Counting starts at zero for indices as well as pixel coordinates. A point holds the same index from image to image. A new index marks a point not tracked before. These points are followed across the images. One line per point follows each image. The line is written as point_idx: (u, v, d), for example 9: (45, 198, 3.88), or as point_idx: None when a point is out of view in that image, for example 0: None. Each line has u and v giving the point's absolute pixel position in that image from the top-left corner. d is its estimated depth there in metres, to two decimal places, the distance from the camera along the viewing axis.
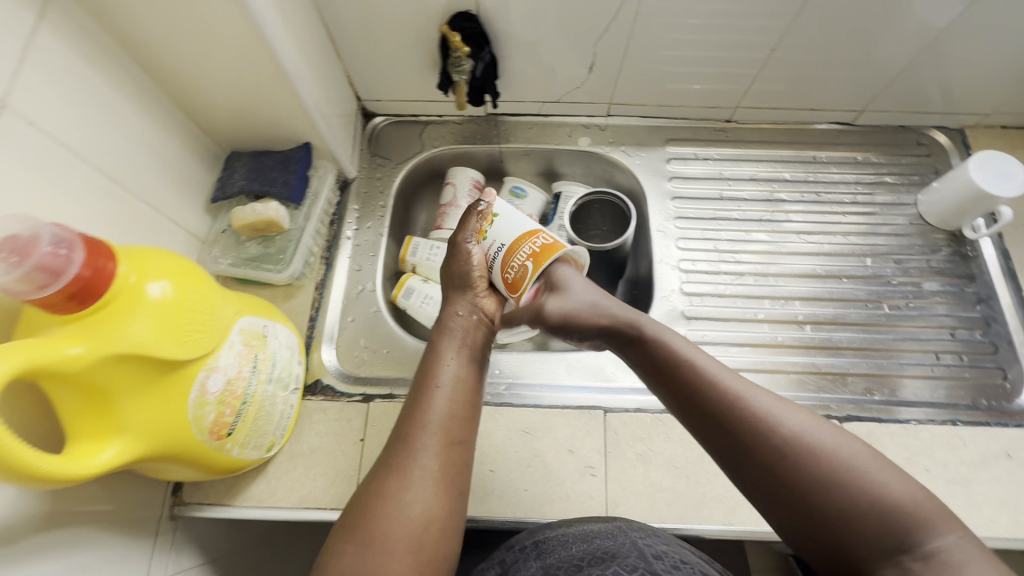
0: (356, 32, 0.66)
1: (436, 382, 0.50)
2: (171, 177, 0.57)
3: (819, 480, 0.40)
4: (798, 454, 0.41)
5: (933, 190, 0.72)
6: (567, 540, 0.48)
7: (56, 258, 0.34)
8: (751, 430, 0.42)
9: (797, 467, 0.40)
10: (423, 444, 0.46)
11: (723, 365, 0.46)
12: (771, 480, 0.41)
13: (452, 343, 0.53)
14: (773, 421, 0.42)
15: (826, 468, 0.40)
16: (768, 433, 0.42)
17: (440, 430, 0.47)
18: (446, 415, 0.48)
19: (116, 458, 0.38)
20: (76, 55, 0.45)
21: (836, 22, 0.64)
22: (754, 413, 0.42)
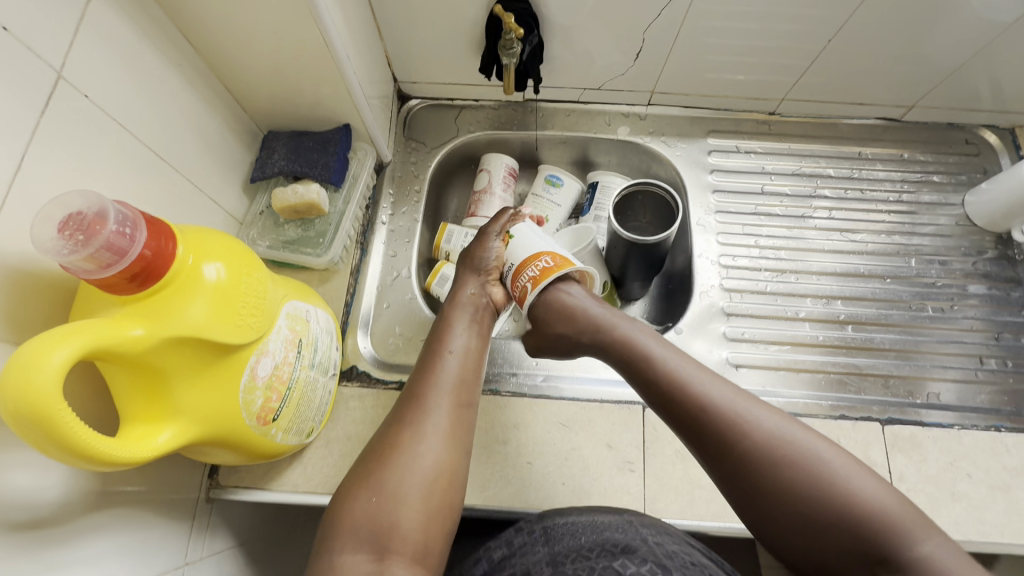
0: (400, 12, 0.64)
1: (449, 347, 0.50)
2: (210, 156, 0.56)
3: (796, 484, 0.40)
4: (777, 459, 0.41)
5: (983, 192, 0.71)
6: (577, 529, 0.45)
7: (122, 238, 0.33)
8: (728, 436, 0.42)
9: (774, 471, 0.41)
10: (436, 400, 0.46)
11: (705, 370, 0.46)
12: (751, 484, 0.41)
13: (463, 316, 0.53)
14: (751, 426, 0.42)
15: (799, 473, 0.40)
16: (744, 438, 0.42)
17: (452, 390, 0.47)
18: (458, 377, 0.48)
19: (171, 442, 0.38)
20: (121, 26, 0.43)
21: (899, 12, 0.61)
22: (731, 418, 0.43)
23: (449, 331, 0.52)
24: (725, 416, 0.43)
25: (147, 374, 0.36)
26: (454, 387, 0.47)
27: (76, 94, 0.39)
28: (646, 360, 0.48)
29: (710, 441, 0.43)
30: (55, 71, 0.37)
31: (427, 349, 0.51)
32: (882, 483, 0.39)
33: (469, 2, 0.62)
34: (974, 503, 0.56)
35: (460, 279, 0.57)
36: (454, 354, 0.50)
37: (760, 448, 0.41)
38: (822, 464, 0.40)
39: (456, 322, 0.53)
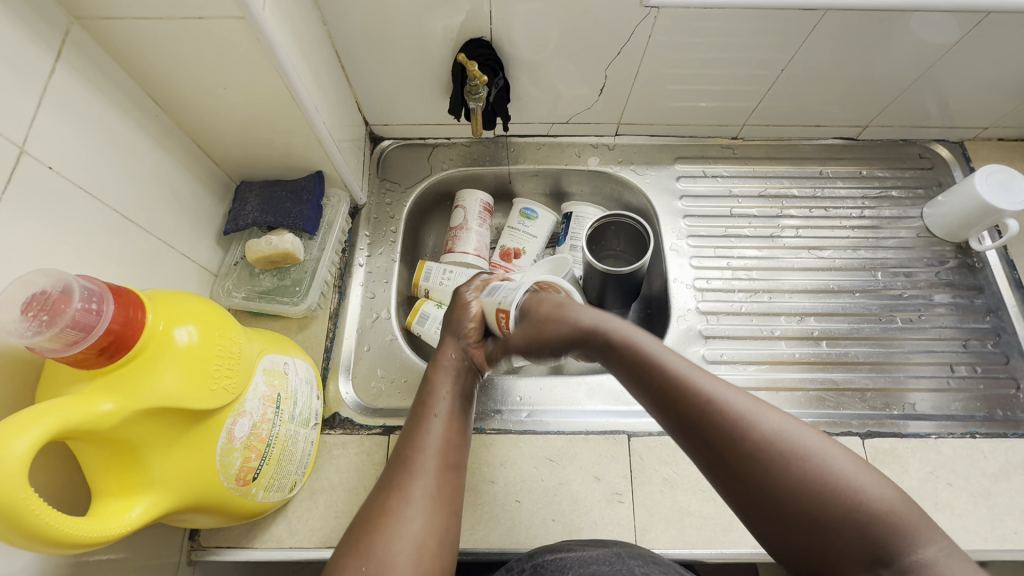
0: (367, 60, 0.65)
1: (433, 407, 0.50)
2: (182, 211, 0.56)
3: (793, 472, 0.37)
4: (775, 449, 0.38)
5: (939, 204, 0.74)
6: (566, 565, 0.44)
7: (87, 314, 0.33)
8: (724, 426, 0.40)
9: (770, 462, 0.38)
10: (423, 462, 0.46)
11: (701, 366, 0.44)
12: (748, 474, 0.38)
13: (446, 377, 0.53)
14: (747, 420, 0.39)
15: (796, 464, 0.37)
16: (743, 431, 0.39)
17: (438, 454, 0.47)
18: (443, 439, 0.48)
19: (144, 515, 0.37)
20: (88, 98, 0.44)
21: (844, 43, 0.64)
22: (726, 412, 0.40)
23: (435, 391, 0.51)
24: (716, 405, 0.41)
25: (119, 446, 0.36)
26: (439, 451, 0.47)
27: (40, 166, 0.39)
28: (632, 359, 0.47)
29: (703, 434, 0.41)
30: (18, 146, 0.37)
31: (413, 411, 0.51)
32: (874, 475, 0.37)
33: (435, 48, 0.64)
34: (957, 511, 0.57)
35: (444, 343, 0.56)
36: (439, 417, 0.49)
37: (755, 438, 0.39)
38: (811, 449, 0.38)
39: (440, 383, 0.52)
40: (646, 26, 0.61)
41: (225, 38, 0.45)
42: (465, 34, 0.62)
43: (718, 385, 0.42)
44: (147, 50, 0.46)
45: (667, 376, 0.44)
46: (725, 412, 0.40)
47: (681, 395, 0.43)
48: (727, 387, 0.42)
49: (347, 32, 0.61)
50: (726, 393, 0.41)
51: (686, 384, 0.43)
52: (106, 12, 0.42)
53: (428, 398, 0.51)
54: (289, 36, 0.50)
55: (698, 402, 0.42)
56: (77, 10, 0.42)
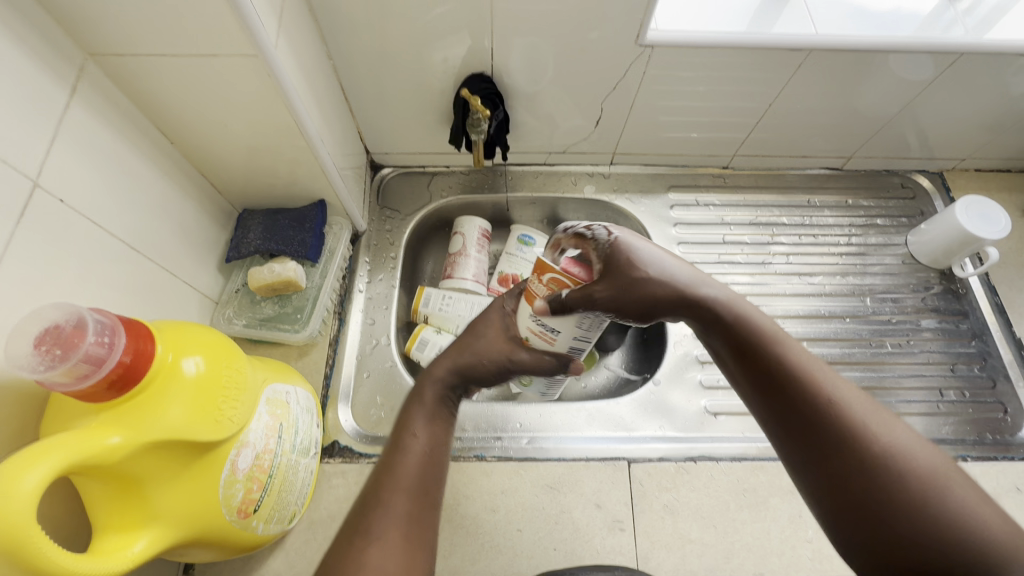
0: (371, 93, 0.67)
1: (413, 432, 0.42)
2: (186, 240, 0.56)
3: (904, 489, 0.31)
4: (892, 463, 0.32)
5: (922, 232, 0.77)
6: None
7: (100, 348, 0.33)
8: (834, 424, 0.34)
9: (891, 482, 0.32)
10: (397, 499, 0.37)
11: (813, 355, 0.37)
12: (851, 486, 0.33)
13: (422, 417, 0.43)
14: (867, 430, 0.33)
15: (917, 483, 0.31)
16: (861, 442, 0.33)
17: (416, 493, 0.38)
18: (419, 477, 0.39)
19: (147, 550, 0.37)
20: (103, 131, 0.45)
21: (828, 82, 0.67)
22: (845, 415, 0.34)
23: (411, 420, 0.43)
24: (837, 406, 0.34)
25: (124, 480, 0.35)
26: (413, 488, 0.38)
27: (51, 200, 0.39)
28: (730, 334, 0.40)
29: (807, 431, 0.35)
30: (31, 180, 0.38)
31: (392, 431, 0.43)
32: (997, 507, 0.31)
33: (436, 80, 0.66)
34: None
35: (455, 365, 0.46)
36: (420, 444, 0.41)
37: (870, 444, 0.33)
38: (936, 470, 0.32)
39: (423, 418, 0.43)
40: (640, 63, 0.64)
41: (236, 74, 0.47)
42: (467, 69, 0.65)
43: (840, 382, 0.36)
44: (158, 86, 0.47)
45: (777, 362, 0.37)
46: (844, 414, 0.34)
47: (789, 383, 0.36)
48: (848, 390, 0.35)
49: (351, 64, 0.63)
50: (849, 394, 0.35)
51: (799, 373, 0.36)
52: (123, 50, 0.43)
53: (405, 423, 0.42)
54: (297, 70, 0.52)
55: (816, 400, 0.35)
56: (93, 47, 0.43)
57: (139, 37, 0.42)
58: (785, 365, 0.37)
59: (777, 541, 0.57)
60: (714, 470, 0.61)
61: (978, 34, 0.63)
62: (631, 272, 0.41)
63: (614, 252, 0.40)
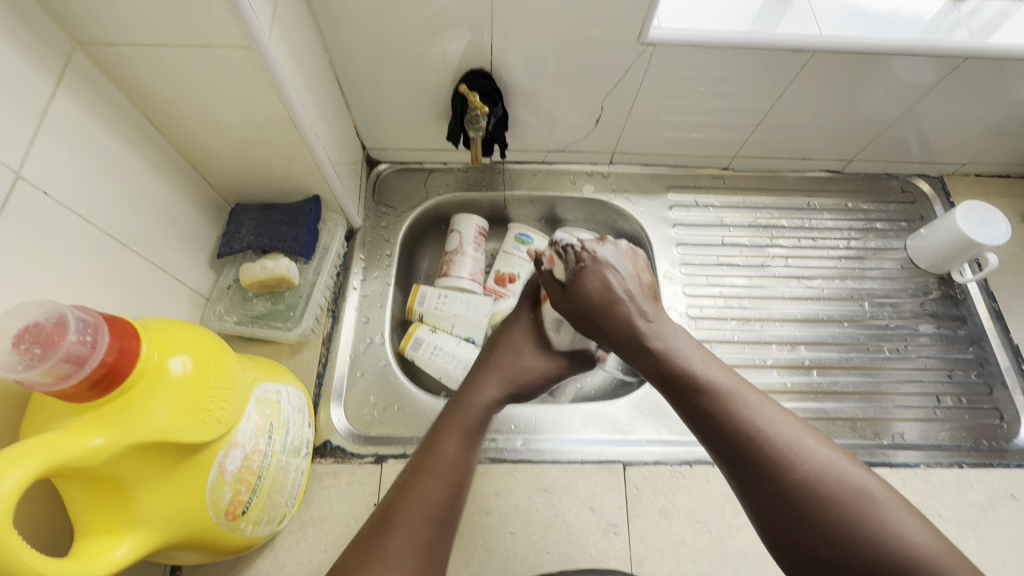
0: (368, 87, 0.66)
1: (445, 452, 0.45)
2: (176, 235, 0.55)
3: (830, 510, 0.36)
4: (819, 488, 0.37)
5: (922, 237, 0.76)
6: None
7: (82, 346, 0.32)
8: (768, 455, 0.38)
9: (816, 501, 0.36)
10: (418, 527, 0.40)
11: (740, 384, 0.43)
12: (788, 511, 0.37)
13: (457, 432, 0.47)
14: (793, 451, 0.38)
15: (841, 505, 0.36)
16: (787, 464, 0.38)
17: (436, 517, 0.41)
18: (445, 498, 0.43)
19: (130, 554, 0.36)
20: (90, 121, 0.44)
21: (831, 83, 0.66)
22: (774, 441, 0.39)
23: (448, 437, 0.47)
24: (762, 434, 0.39)
25: (107, 482, 0.34)
26: (437, 512, 0.42)
27: (34, 192, 0.38)
28: (676, 369, 0.45)
29: (735, 456, 0.40)
30: (14, 172, 0.37)
31: (419, 456, 0.45)
32: (919, 520, 0.35)
33: (434, 75, 0.65)
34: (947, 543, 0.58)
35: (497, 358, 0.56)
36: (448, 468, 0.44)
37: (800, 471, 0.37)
38: (859, 494, 0.36)
39: (460, 433, 0.47)
40: (641, 62, 0.63)
41: (228, 66, 0.45)
42: (466, 65, 0.63)
43: (766, 412, 0.41)
44: (147, 76, 0.46)
45: (710, 393, 0.43)
46: (767, 442, 0.39)
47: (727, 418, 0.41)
48: (784, 421, 0.40)
49: (347, 58, 0.62)
50: (775, 423, 0.40)
51: (731, 403, 0.41)
52: (112, 38, 0.42)
53: (437, 445, 0.46)
54: (292, 63, 0.50)
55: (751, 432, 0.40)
56: (80, 36, 0.42)
57: (128, 26, 0.41)
58: (716, 400, 0.42)
59: None
60: (710, 474, 0.60)
61: (981, 37, 0.62)
62: (594, 298, 0.50)
63: (582, 273, 0.51)
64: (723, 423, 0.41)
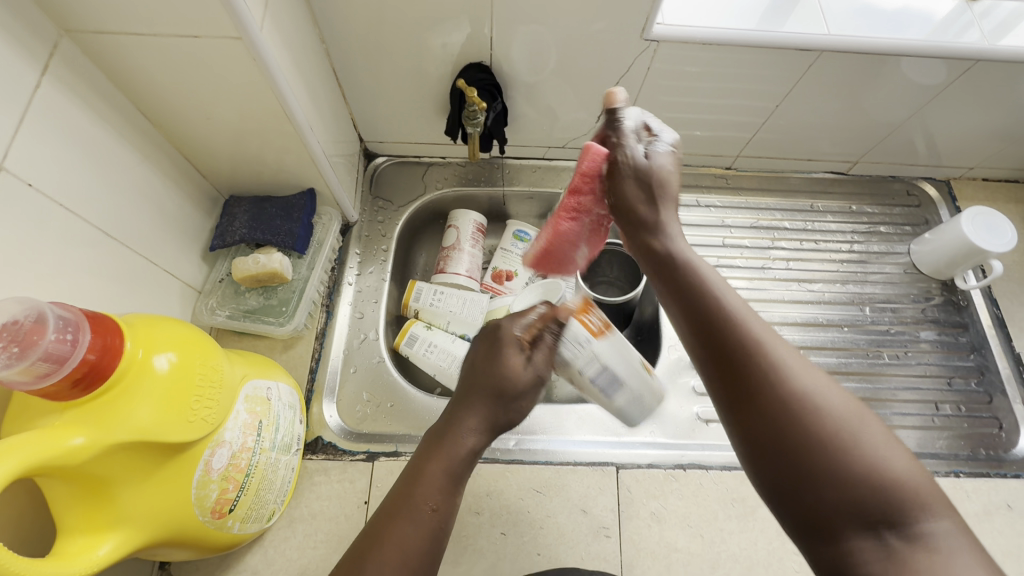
0: (365, 78, 0.65)
1: (427, 500, 0.38)
2: (167, 227, 0.54)
3: (812, 440, 0.34)
4: (801, 404, 0.35)
5: (926, 242, 0.75)
6: None
7: (62, 345, 0.31)
8: (754, 366, 0.36)
9: (795, 415, 0.34)
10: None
11: (738, 295, 0.40)
12: (765, 427, 0.35)
13: (440, 473, 0.39)
14: (778, 366, 0.36)
15: (822, 423, 0.34)
16: (770, 376, 0.36)
17: (412, 567, 0.35)
18: (423, 550, 0.36)
19: (114, 553, 0.35)
20: (76, 110, 0.43)
21: (838, 83, 0.65)
22: (761, 352, 0.37)
23: (426, 472, 0.39)
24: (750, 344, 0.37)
25: (90, 481, 0.34)
26: (416, 565, 0.35)
27: (18, 183, 0.38)
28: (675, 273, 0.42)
29: (721, 364, 0.38)
30: None
31: (401, 481, 0.39)
32: (903, 449, 0.33)
33: (433, 67, 0.64)
34: None
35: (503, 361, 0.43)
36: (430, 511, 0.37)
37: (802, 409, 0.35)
38: (859, 436, 0.33)
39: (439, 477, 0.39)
40: (645, 58, 0.61)
41: (220, 56, 0.44)
42: (466, 58, 0.62)
43: (761, 325, 0.38)
44: (137, 65, 0.45)
45: (703, 297, 0.40)
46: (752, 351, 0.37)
47: (727, 342, 0.38)
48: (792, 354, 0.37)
49: (344, 48, 0.61)
50: (767, 335, 0.38)
51: (722, 308, 0.39)
52: (100, 26, 0.41)
53: (417, 484, 0.38)
54: (286, 54, 0.49)
55: (761, 368, 0.36)
56: (67, 23, 0.41)
57: (117, 14, 0.40)
58: (711, 303, 0.40)
59: (764, 552, 0.56)
60: (703, 478, 0.60)
61: (993, 39, 0.61)
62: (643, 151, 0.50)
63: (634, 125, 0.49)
64: (713, 325, 0.39)
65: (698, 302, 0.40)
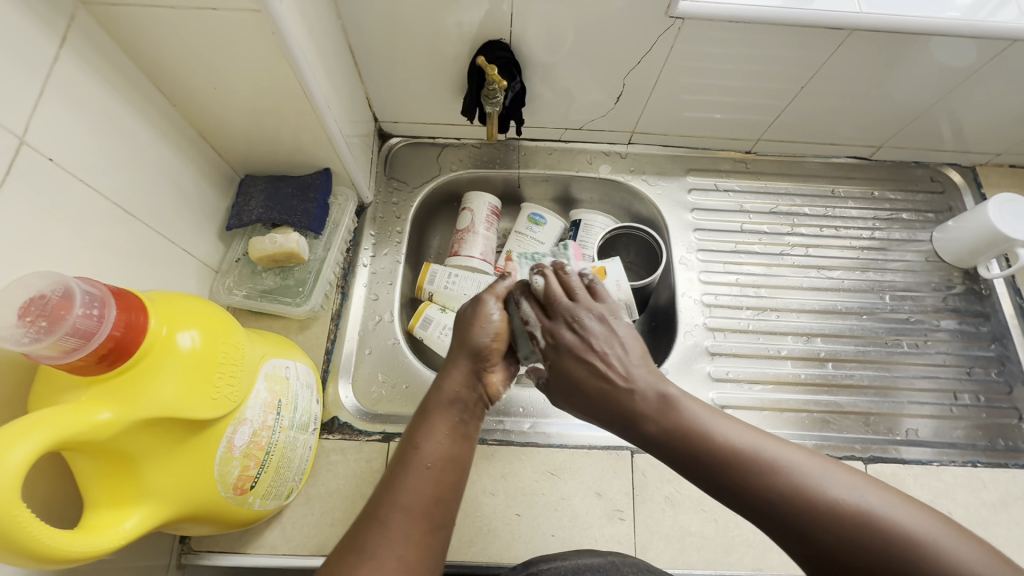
0: (381, 56, 0.64)
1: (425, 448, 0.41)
2: (184, 204, 0.54)
3: (874, 559, 0.32)
4: (862, 533, 0.33)
5: (949, 229, 0.74)
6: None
7: (89, 320, 0.31)
8: (790, 498, 0.35)
9: (853, 541, 0.33)
10: (400, 526, 0.37)
11: (732, 417, 0.40)
12: (830, 555, 0.34)
13: (443, 423, 0.43)
14: (818, 495, 0.35)
15: (878, 545, 0.32)
16: (811, 506, 0.35)
17: (421, 513, 0.38)
18: (421, 493, 0.39)
19: (140, 526, 0.36)
20: (93, 82, 0.42)
21: (866, 66, 0.63)
22: (789, 480, 0.36)
23: (431, 432, 0.42)
24: (768, 478, 0.36)
25: (116, 456, 0.34)
26: (416, 508, 0.38)
27: (40, 159, 0.37)
28: (670, 430, 0.41)
29: (758, 507, 0.36)
30: (17, 137, 0.35)
31: (401, 449, 0.42)
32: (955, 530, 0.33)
33: (450, 46, 0.62)
34: None
35: (479, 318, 0.48)
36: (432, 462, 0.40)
37: (776, 487, 0.36)
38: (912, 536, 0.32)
39: (435, 420, 0.43)
40: (668, 37, 0.60)
41: (238, 29, 0.43)
42: (484, 35, 0.61)
43: (774, 450, 0.37)
44: (154, 38, 0.44)
45: (703, 438, 0.39)
46: (775, 483, 0.36)
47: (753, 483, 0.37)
48: (703, 407, 0.41)
49: (361, 25, 0.59)
50: (784, 460, 0.37)
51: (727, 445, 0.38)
52: None
53: (418, 439, 0.42)
54: (304, 28, 0.48)
55: (737, 464, 0.37)
56: None
57: None
58: (714, 450, 0.38)
59: None
60: None
61: None
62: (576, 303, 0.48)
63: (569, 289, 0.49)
64: (732, 471, 0.37)
65: (724, 471, 0.38)
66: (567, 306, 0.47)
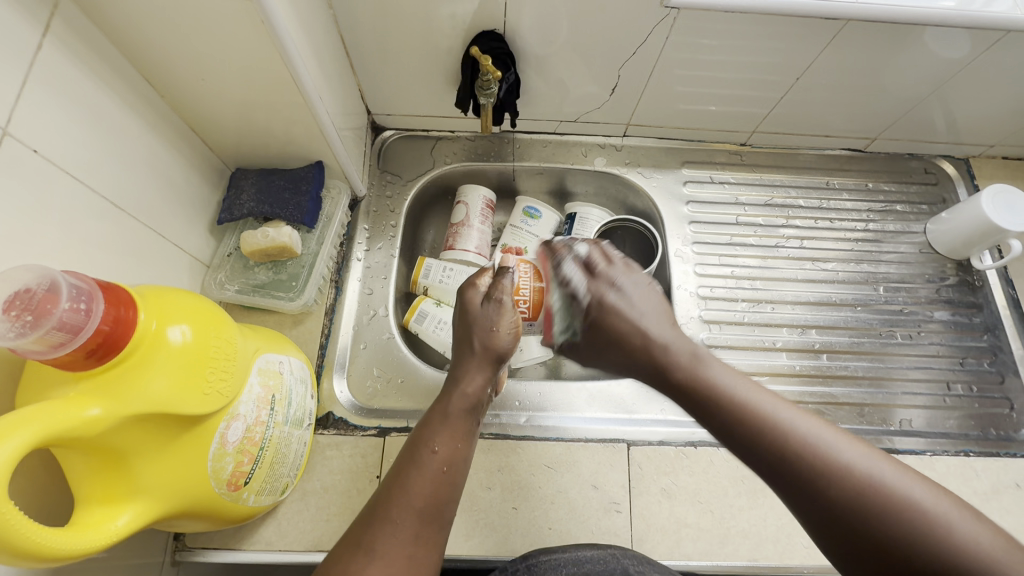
0: (373, 47, 0.63)
1: (431, 446, 0.42)
2: (174, 198, 0.53)
3: (875, 518, 0.33)
4: (866, 500, 0.33)
5: (943, 221, 0.74)
6: (558, 567, 0.44)
7: (76, 314, 0.31)
8: (798, 457, 0.36)
9: (859, 503, 0.33)
10: (405, 524, 0.38)
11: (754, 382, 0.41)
12: (835, 516, 0.34)
13: (448, 424, 0.44)
14: (827, 456, 0.35)
15: (882, 509, 0.33)
16: (822, 470, 0.35)
17: (423, 512, 0.39)
18: (429, 494, 0.40)
19: (132, 523, 0.35)
20: (78, 73, 0.41)
21: (861, 57, 0.63)
22: (799, 439, 0.37)
23: (437, 431, 0.43)
24: (779, 436, 0.37)
25: (106, 452, 0.34)
26: (423, 508, 0.39)
27: (23, 150, 0.36)
28: (694, 391, 0.42)
29: (769, 465, 0.37)
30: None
31: (408, 446, 0.43)
32: (961, 505, 0.33)
33: (444, 37, 0.61)
34: None
35: (498, 320, 0.49)
36: (437, 461, 0.42)
37: (785, 439, 0.37)
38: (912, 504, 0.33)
39: (448, 425, 0.44)
40: (663, 28, 0.59)
41: (227, 18, 0.43)
42: (478, 26, 0.60)
43: (792, 415, 0.38)
44: (141, 28, 0.43)
45: (720, 399, 0.41)
46: (787, 440, 0.37)
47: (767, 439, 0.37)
48: (728, 370, 0.43)
49: (353, 16, 0.58)
50: (799, 422, 0.37)
51: (744, 405, 0.39)
52: None
53: (426, 436, 0.43)
54: (295, 18, 0.47)
55: (755, 421, 0.38)
56: None
57: None
58: (732, 408, 0.40)
59: (773, 528, 0.57)
60: (714, 456, 0.60)
61: None
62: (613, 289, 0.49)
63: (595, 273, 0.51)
64: (746, 428, 0.38)
65: (739, 429, 0.39)
66: (606, 268, 0.51)
